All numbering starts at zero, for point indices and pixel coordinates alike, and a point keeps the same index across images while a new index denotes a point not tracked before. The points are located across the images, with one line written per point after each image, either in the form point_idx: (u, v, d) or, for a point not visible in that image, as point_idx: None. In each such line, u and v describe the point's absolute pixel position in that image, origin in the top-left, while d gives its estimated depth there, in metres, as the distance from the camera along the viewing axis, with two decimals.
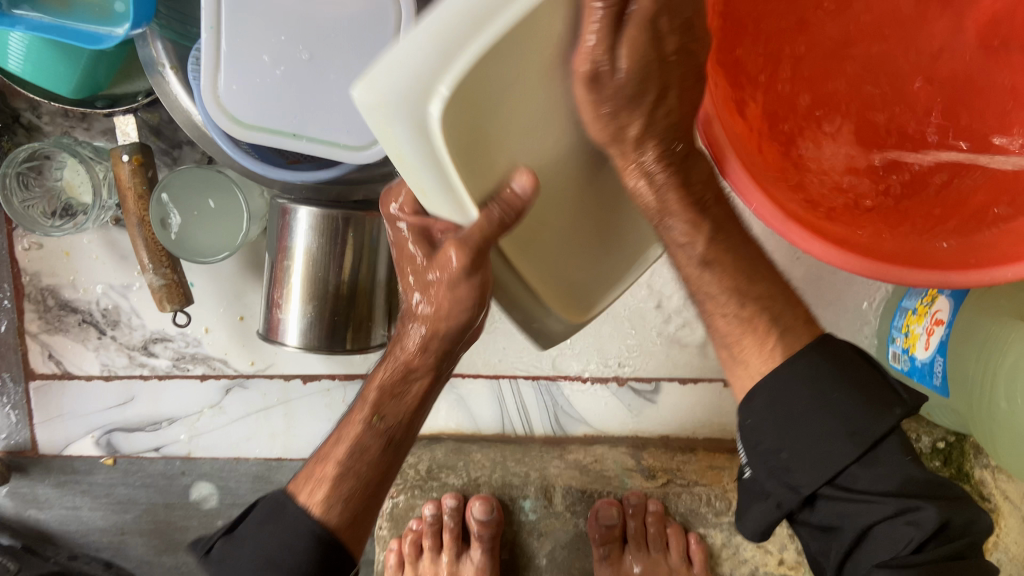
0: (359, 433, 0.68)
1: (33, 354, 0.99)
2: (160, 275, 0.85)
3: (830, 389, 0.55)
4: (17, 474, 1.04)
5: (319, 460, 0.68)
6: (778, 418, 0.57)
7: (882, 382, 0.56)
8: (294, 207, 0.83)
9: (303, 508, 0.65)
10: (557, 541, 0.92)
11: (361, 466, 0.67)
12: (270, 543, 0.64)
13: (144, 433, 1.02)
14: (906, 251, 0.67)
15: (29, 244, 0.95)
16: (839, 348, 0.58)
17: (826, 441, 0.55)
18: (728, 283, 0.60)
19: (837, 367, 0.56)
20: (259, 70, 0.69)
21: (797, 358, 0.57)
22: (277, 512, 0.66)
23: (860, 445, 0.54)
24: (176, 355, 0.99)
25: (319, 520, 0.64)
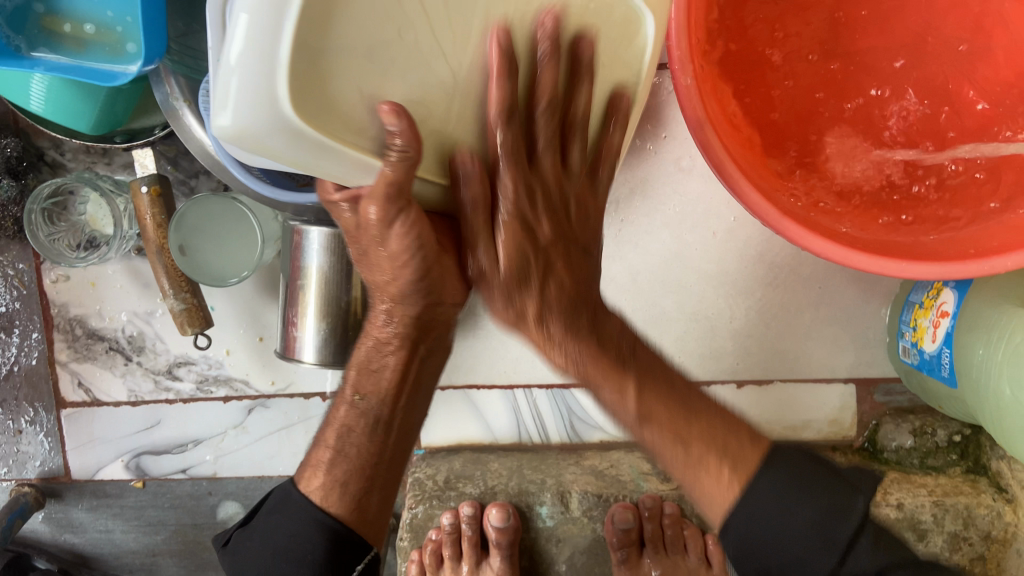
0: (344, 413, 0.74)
1: (63, 382, 1.03)
2: (181, 299, 0.90)
3: (790, 495, 0.58)
4: (52, 500, 1.07)
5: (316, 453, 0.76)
6: (757, 535, 0.58)
7: (834, 478, 0.59)
8: (307, 229, 0.86)
9: (303, 498, 0.73)
10: (575, 546, 0.93)
11: (351, 449, 0.74)
12: (275, 532, 0.72)
13: (172, 455, 1.05)
14: (903, 245, 0.69)
15: (57, 277, 0.99)
16: (790, 460, 0.60)
17: (802, 557, 0.57)
18: (665, 424, 0.63)
19: (796, 480, 0.58)
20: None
21: (756, 490, 0.59)
22: (282, 504, 0.74)
23: (834, 553, 0.56)
24: (199, 378, 1.02)
25: (323, 510, 0.72)
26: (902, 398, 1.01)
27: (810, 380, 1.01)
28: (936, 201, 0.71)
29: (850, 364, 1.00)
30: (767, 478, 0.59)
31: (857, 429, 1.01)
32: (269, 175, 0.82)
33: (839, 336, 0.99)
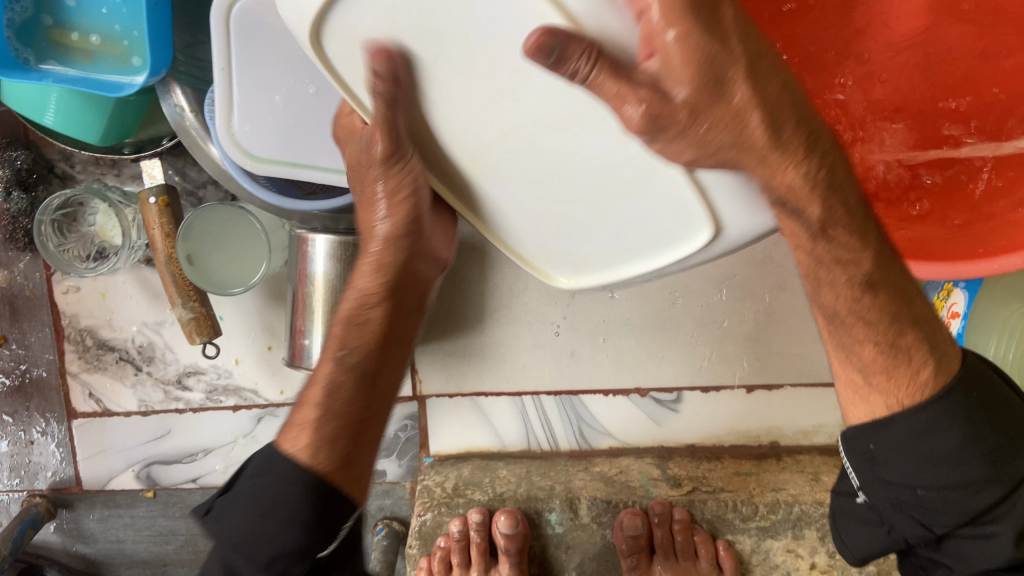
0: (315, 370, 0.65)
1: (75, 393, 1.04)
2: (189, 308, 0.89)
3: (978, 430, 0.53)
4: (65, 510, 1.08)
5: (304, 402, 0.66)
6: (916, 455, 0.53)
7: (1018, 407, 0.55)
8: (313, 237, 0.86)
9: (288, 458, 0.60)
10: (585, 553, 0.92)
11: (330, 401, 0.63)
12: (263, 496, 0.59)
13: (182, 464, 1.05)
14: (912, 244, 0.64)
15: (67, 288, 0.99)
16: (981, 373, 0.54)
17: (964, 481, 0.53)
18: (884, 311, 0.54)
19: (981, 400, 0.53)
20: (270, 108, 0.73)
21: (937, 405, 0.53)
22: (269, 466, 0.61)
23: (1001, 485, 0.53)
24: (209, 388, 1.02)
25: (310, 467, 0.59)
26: None
27: None
28: (943, 201, 0.65)
29: None
30: (956, 395, 0.53)
31: None
32: (275, 184, 0.82)
33: None
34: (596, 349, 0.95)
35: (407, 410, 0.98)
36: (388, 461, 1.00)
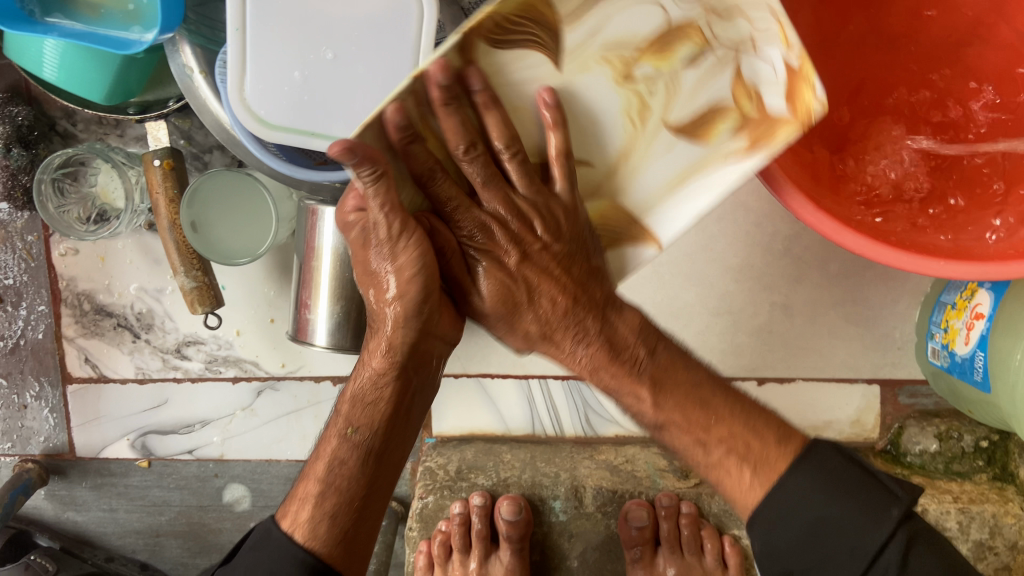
0: (335, 447, 0.66)
1: (69, 357, 1.01)
2: (193, 278, 0.89)
3: (833, 490, 0.59)
4: (56, 477, 1.05)
5: (303, 483, 0.67)
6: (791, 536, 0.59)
7: (874, 483, 0.59)
8: (322, 208, 0.84)
9: (287, 535, 0.64)
10: (587, 542, 0.90)
11: (341, 481, 0.65)
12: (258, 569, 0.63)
13: (178, 435, 1.03)
14: (942, 245, 0.62)
15: (66, 250, 0.97)
16: (826, 457, 0.60)
17: (833, 556, 0.58)
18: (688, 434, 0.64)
19: (826, 479, 0.59)
20: (286, 78, 0.70)
21: (786, 481, 0.60)
22: (262, 541, 0.65)
23: (863, 560, 0.57)
24: (208, 358, 1.00)
25: (305, 546, 0.63)
26: (928, 401, 0.98)
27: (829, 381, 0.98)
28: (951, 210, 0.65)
29: (875, 364, 0.97)
30: (813, 457, 0.60)
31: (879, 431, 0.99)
32: (286, 152, 0.79)
33: (860, 332, 0.97)
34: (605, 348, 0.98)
35: None
36: None
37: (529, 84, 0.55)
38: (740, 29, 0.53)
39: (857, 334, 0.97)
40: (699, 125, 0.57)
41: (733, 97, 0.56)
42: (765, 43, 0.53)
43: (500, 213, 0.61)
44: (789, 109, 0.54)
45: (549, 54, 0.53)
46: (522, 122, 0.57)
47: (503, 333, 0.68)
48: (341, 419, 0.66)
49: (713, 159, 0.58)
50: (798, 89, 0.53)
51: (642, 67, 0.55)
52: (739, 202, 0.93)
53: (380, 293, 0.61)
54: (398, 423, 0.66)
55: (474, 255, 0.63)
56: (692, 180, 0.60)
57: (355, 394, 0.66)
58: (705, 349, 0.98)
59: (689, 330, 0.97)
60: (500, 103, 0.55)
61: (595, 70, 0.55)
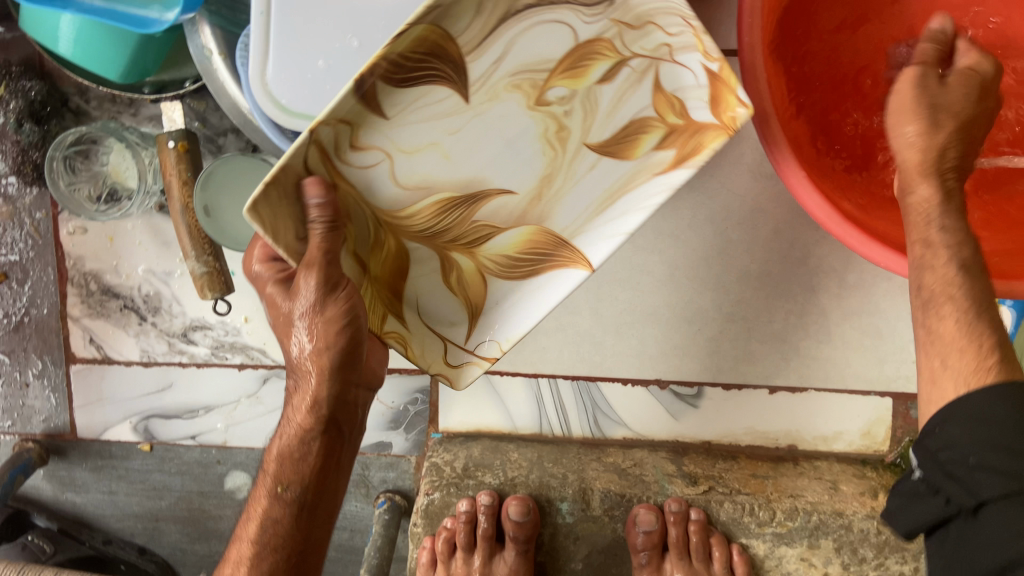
0: (266, 507, 0.68)
1: (74, 338, 1.00)
2: (202, 262, 0.87)
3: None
4: (56, 457, 1.04)
5: (238, 538, 0.70)
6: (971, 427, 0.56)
7: None
8: None
9: None
10: (593, 545, 0.89)
11: (274, 539, 0.68)
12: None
13: (181, 420, 1.02)
14: None
15: (74, 228, 0.96)
16: None
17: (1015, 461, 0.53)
18: None
19: None
20: (309, 66, 0.68)
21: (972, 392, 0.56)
22: None
23: None
24: (215, 344, 0.99)
25: None
26: None
27: (841, 392, 0.97)
28: None
29: (889, 377, 0.96)
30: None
31: (889, 444, 0.98)
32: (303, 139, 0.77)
33: (876, 344, 0.95)
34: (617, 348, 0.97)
35: (418, 383, 0.99)
36: (395, 433, 1.02)
37: (429, 120, 0.57)
38: (655, 39, 0.58)
39: (873, 345, 0.95)
40: (620, 145, 0.63)
41: (657, 112, 0.62)
42: (683, 52, 0.58)
43: (413, 246, 0.63)
44: (716, 117, 0.60)
45: (456, 90, 0.56)
46: (428, 163, 0.59)
47: (432, 365, 0.69)
48: (270, 476, 0.68)
49: (638, 175, 0.64)
50: (723, 95, 0.59)
51: (556, 90, 0.59)
52: (760, 207, 0.92)
53: (302, 347, 0.61)
54: (328, 474, 0.69)
55: (398, 289, 0.66)
56: (620, 198, 0.65)
57: (282, 449, 0.67)
58: (717, 354, 0.97)
59: (703, 334, 0.97)
60: (399, 147, 0.57)
61: (505, 99, 0.59)
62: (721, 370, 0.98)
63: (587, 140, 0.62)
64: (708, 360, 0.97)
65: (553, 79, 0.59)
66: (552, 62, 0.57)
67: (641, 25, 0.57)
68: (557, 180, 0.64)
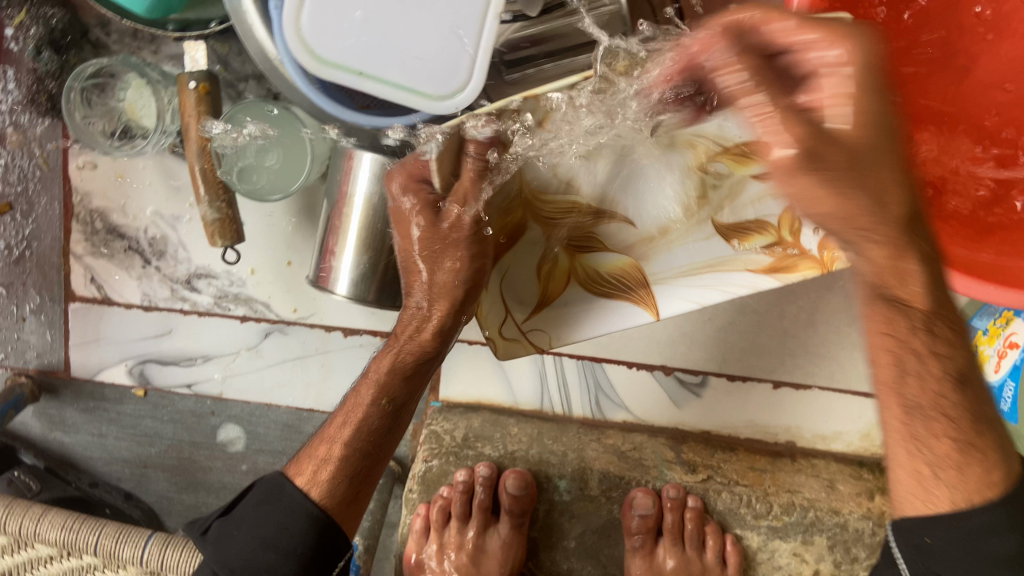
0: (365, 410, 0.75)
1: (75, 276, 0.99)
2: (216, 207, 0.84)
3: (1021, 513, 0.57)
4: (47, 395, 1.02)
5: (325, 442, 0.75)
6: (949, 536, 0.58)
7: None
8: (359, 153, 0.82)
9: (301, 491, 0.72)
10: (587, 525, 0.89)
11: (358, 436, 0.74)
12: (267, 524, 0.70)
13: (178, 367, 1.00)
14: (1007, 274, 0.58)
15: (83, 163, 0.95)
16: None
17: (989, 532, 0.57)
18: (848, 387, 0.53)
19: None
20: (345, 15, 0.67)
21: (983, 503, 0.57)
22: (272, 495, 0.72)
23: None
24: (218, 293, 0.97)
25: (316, 503, 0.71)
26: None
27: (844, 392, 0.97)
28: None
29: None
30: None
31: None
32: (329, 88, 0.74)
33: None
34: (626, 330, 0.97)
35: None
36: None
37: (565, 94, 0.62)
38: (802, 140, 0.63)
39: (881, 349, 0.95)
40: (737, 233, 0.75)
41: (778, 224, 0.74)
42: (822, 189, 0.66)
43: (534, 229, 0.78)
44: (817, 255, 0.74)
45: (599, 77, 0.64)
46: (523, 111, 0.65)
47: (490, 329, 0.83)
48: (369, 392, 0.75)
49: (733, 263, 0.76)
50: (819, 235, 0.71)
51: (723, 146, 0.66)
52: None
53: (421, 277, 0.73)
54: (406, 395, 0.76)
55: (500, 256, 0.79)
56: (710, 270, 0.76)
57: (394, 363, 0.75)
58: (724, 345, 0.96)
59: (713, 323, 0.96)
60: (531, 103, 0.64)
61: (695, 127, 0.61)
62: (726, 361, 0.97)
63: (717, 219, 0.76)
64: (715, 350, 0.97)
65: (722, 158, 0.74)
66: (743, 118, 0.62)
67: (802, 146, 0.67)
68: (673, 233, 0.77)
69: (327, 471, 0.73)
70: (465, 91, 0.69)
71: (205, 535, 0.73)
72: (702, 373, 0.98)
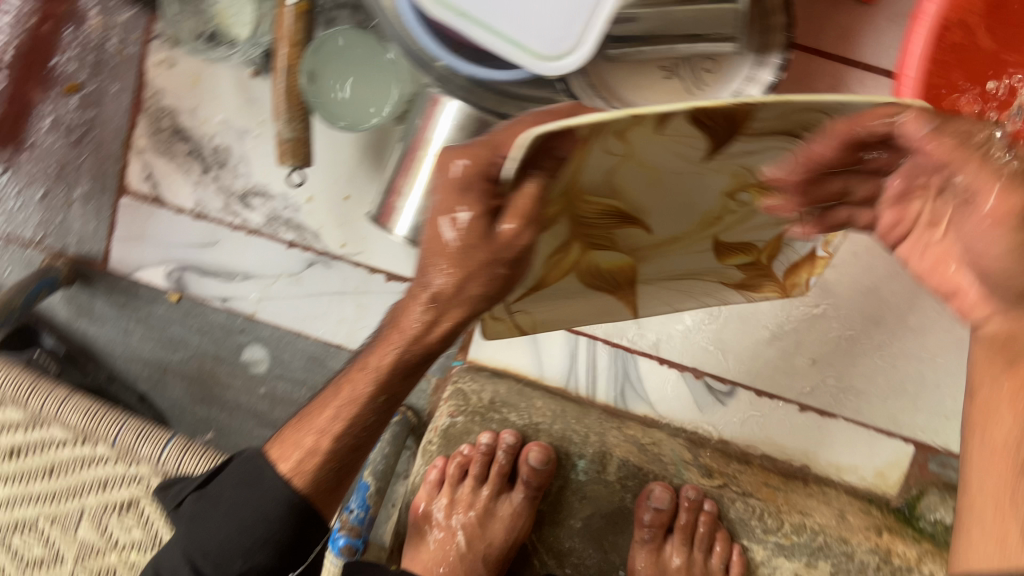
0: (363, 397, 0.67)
1: (131, 169, 0.98)
2: (291, 128, 0.84)
3: None
4: (80, 283, 1.02)
5: (311, 423, 0.68)
6: None
7: None
8: (447, 99, 0.82)
9: (280, 476, 0.68)
10: (597, 508, 0.89)
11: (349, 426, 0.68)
12: (244, 507, 0.68)
13: (217, 280, 1.00)
14: None
15: (161, 60, 0.94)
16: None
17: None
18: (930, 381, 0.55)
19: None
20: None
21: None
22: (252, 477, 0.69)
23: None
24: (271, 215, 0.97)
25: (297, 489, 0.67)
26: (955, 475, 0.96)
27: (868, 427, 0.97)
28: None
29: (917, 424, 0.96)
30: None
31: (899, 490, 0.97)
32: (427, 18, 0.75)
33: (914, 390, 0.96)
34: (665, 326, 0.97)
35: None
36: None
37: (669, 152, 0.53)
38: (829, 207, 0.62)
39: (911, 391, 0.96)
40: (727, 250, 0.72)
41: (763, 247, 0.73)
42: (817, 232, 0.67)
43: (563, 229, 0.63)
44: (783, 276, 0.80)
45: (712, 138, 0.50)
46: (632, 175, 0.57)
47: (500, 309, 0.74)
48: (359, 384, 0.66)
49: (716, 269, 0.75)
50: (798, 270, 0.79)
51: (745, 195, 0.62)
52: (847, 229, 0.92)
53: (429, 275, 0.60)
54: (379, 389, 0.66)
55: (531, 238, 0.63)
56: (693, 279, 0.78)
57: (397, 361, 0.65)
58: (760, 359, 0.97)
59: (752, 335, 0.96)
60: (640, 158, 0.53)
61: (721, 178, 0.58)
62: (759, 375, 0.97)
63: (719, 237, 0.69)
64: (750, 361, 0.97)
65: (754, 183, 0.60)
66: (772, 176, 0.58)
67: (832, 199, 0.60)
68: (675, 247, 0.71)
69: (314, 448, 0.67)
70: (569, 57, 0.69)
71: (180, 509, 0.75)
72: (732, 384, 0.98)
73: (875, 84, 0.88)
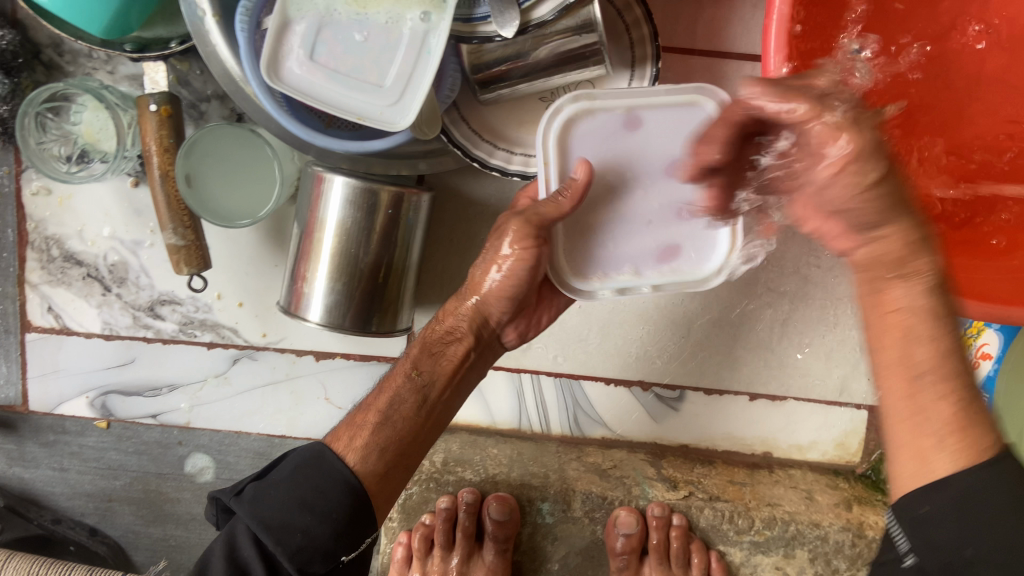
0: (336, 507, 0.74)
1: (31, 304, 0.94)
2: (179, 234, 0.80)
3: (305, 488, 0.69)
4: (5, 431, 0.99)
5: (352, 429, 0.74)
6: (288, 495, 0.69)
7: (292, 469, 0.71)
8: (329, 176, 0.79)
9: (339, 458, 0.71)
10: (571, 546, 0.93)
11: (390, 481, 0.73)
12: None
13: (143, 398, 0.97)
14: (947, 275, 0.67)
15: (36, 188, 0.90)
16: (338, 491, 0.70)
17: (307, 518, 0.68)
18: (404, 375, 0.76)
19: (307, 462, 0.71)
20: (350, 41, 0.70)
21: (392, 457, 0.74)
22: (314, 460, 0.71)
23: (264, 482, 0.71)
24: (184, 320, 0.94)
25: (356, 473, 0.71)
26: None
27: (821, 403, 0.97)
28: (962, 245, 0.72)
29: (867, 390, 0.96)
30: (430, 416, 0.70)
31: (862, 456, 0.98)
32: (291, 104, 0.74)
33: (858, 358, 0.95)
34: (606, 350, 0.96)
35: None
36: None
37: None
38: None
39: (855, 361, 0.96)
40: None
41: None
42: None
43: None
44: None
45: None
46: None
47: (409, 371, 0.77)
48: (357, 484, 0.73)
49: None
50: None
51: None
52: None
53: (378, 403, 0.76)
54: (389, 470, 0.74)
55: None
56: None
57: None
58: (701, 359, 0.96)
59: (689, 338, 0.96)
60: None
61: None
62: (704, 375, 0.97)
63: None
64: (694, 363, 0.97)
65: None
66: None
67: None
68: None
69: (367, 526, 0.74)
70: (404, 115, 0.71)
71: None
72: (680, 389, 0.97)
73: (753, 70, 0.88)
